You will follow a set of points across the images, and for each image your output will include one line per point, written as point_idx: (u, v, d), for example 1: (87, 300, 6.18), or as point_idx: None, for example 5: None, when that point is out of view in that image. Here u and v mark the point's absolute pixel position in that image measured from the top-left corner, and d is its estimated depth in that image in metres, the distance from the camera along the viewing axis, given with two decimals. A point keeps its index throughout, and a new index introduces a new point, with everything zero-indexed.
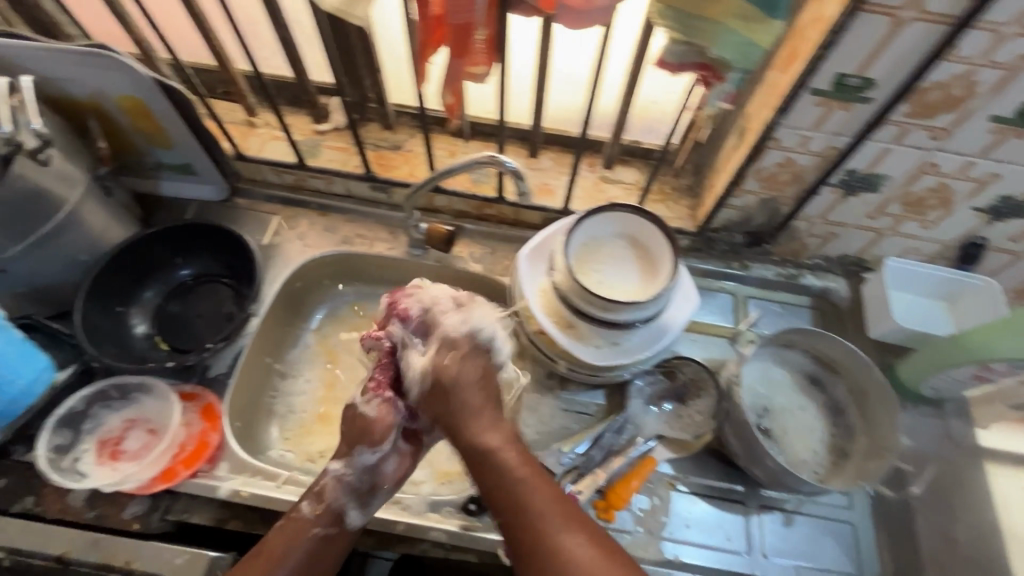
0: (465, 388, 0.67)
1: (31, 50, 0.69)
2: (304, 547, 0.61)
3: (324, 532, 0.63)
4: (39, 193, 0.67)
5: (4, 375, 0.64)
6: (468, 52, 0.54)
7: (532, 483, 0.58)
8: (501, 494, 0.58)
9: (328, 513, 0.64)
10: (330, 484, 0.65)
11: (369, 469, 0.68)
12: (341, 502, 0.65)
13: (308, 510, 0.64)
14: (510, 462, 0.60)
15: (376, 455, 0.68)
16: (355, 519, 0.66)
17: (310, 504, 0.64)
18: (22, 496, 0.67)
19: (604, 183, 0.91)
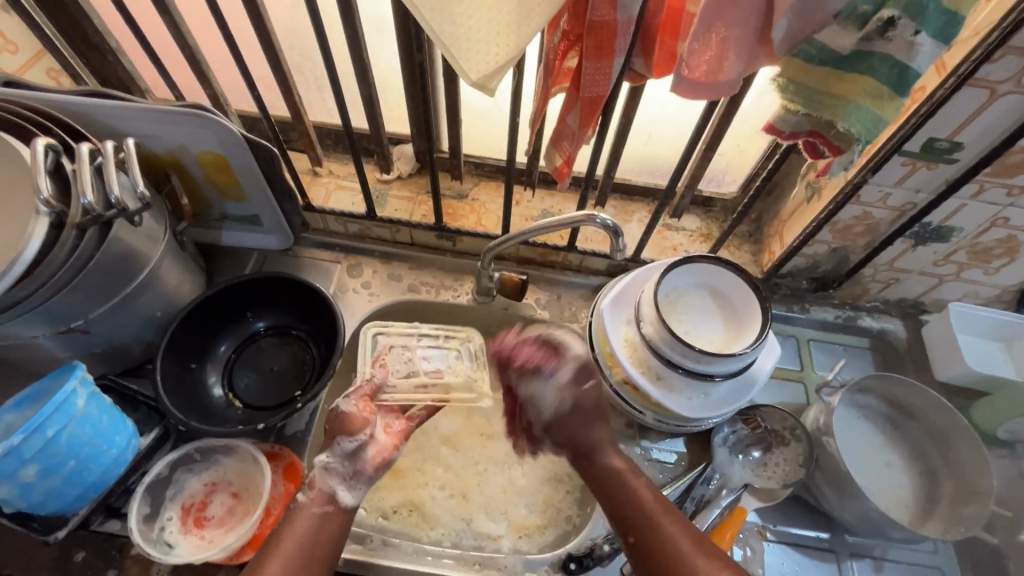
0: (598, 424, 0.71)
1: (120, 109, 0.68)
2: (304, 529, 0.61)
3: (321, 511, 0.63)
4: (130, 252, 0.66)
5: (97, 446, 0.61)
6: (590, 120, 0.56)
7: (647, 502, 0.63)
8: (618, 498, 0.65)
9: (321, 494, 0.64)
10: (319, 472, 0.65)
11: (350, 456, 0.67)
12: (329, 484, 0.64)
13: (304, 497, 0.64)
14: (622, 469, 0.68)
15: (354, 442, 0.67)
16: (347, 499, 0.64)
17: (303, 493, 0.64)
18: (104, 570, 0.65)
19: (668, 231, 0.93)
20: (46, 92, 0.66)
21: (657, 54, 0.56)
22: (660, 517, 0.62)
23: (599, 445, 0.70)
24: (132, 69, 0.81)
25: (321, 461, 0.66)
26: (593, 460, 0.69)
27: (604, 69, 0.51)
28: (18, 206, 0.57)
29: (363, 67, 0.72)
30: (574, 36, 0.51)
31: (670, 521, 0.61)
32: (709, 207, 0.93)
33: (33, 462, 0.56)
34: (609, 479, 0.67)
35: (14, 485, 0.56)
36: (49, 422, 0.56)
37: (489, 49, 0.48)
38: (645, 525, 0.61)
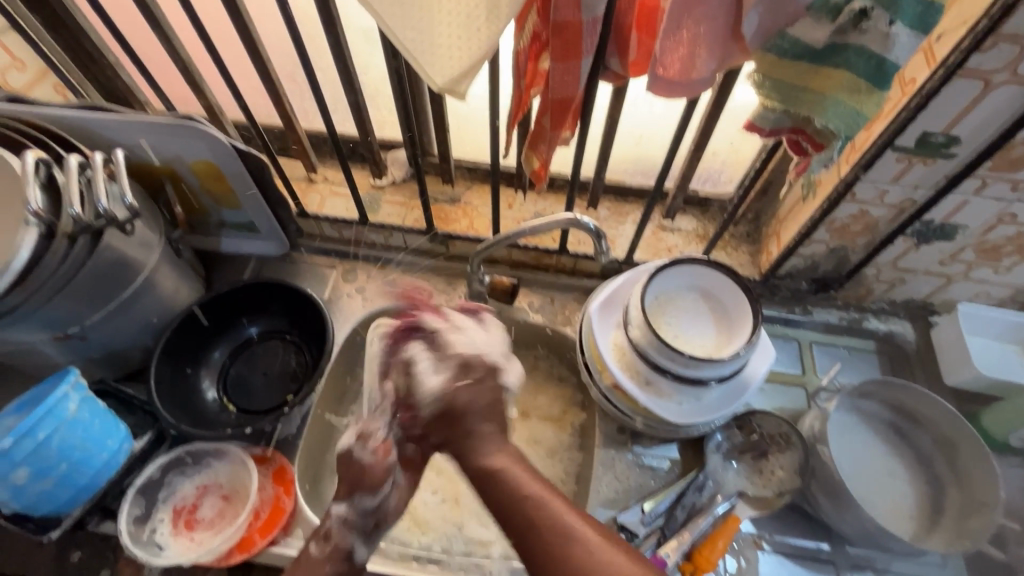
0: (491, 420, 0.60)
1: (113, 121, 0.70)
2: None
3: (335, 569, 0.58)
4: (123, 261, 0.68)
5: (89, 449, 0.63)
6: (563, 122, 0.55)
7: (541, 490, 0.48)
8: (527, 528, 0.45)
9: (338, 551, 0.59)
10: (339, 528, 0.59)
11: (371, 512, 0.60)
12: (348, 541, 0.59)
13: (318, 550, 0.59)
14: (532, 491, 0.47)
15: (376, 498, 0.60)
16: (364, 556, 0.60)
17: (316, 546, 0.59)
18: (99, 570, 0.67)
19: (663, 231, 0.91)
20: (44, 106, 0.69)
21: (634, 52, 0.54)
22: (568, 521, 0.45)
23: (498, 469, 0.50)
24: (132, 82, 0.84)
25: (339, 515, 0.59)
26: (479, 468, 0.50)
27: (572, 70, 0.50)
28: (11, 217, 0.60)
29: (349, 75, 0.73)
30: (541, 37, 0.51)
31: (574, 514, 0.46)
32: (706, 207, 0.91)
33: (25, 463, 0.58)
34: (533, 514, 0.46)
35: (8, 485, 0.58)
36: (40, 425, 0.58)
37: (452, 54, 0.48)
38: (559, 544, 0.44)
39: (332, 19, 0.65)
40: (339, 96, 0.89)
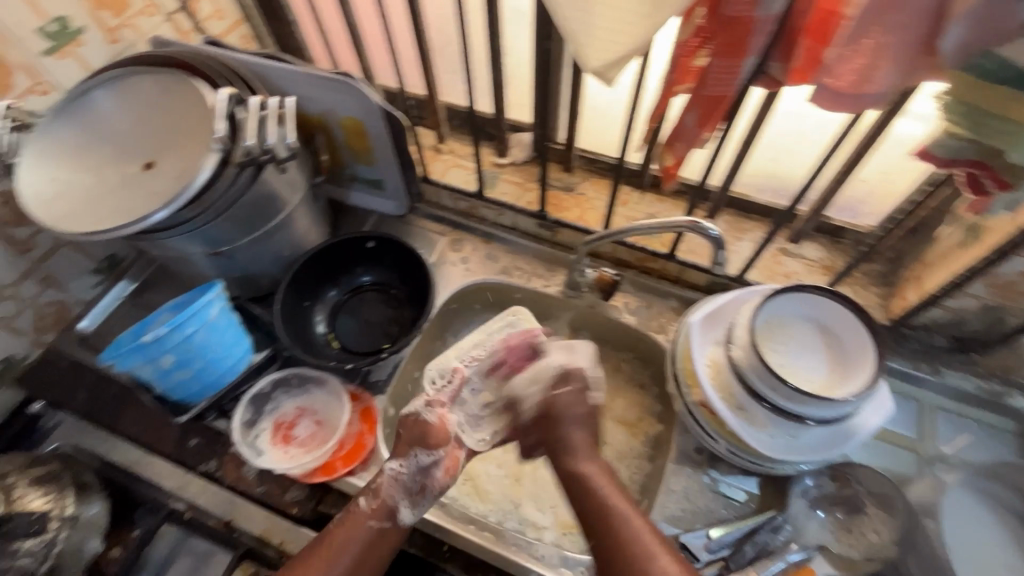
0: (575, 431, 0.67)
1: (288, 72, 0.78)
2: (360, 540, 0.63)
3: (378, 526, 0.64)
4: (274, 195, 0.76)
5: (219, 352, 0.72)
6: (709, 120, 0.54)
7: (624, 507, 0.60)
8: (618, 552, 0.57)
9: (384, 509, 0.65)
10: (392, 483, 0.66)
11: (421, 471, 0.67)
12: (396, 499, 0.65)
13: (365, 505, 0.65)
14: (619, 504, 0.61)
15: (430, 457, 0.68)
16: (406, 518, 0.66)
17: (366, 499, 0.66)
18: (207, 458, 0.76)
19: (783, 256, 0.85)
20: (234, 51, 0.78)
21: (799, 59, 0.51)
22: (638, 528, 0.58)
23: (565, 435, 0.67)
24: (304, 38, 0.93)
25: (396, 470, 0.67)
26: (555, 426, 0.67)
27: (731, 69, 0.49)
28: (195, 139, 0.68)
29: (497, 52, 0.76)
30: (706, 33, 0.49)
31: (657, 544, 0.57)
32: (838, 238, 0.84)
33: (171, 352, 0.67)
34: (607, 514, 0.60)
35: (155, 367, 0.69)
36: (188, 322, 0.66)
37: (615, 38, 0.48)
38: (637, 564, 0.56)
39: None
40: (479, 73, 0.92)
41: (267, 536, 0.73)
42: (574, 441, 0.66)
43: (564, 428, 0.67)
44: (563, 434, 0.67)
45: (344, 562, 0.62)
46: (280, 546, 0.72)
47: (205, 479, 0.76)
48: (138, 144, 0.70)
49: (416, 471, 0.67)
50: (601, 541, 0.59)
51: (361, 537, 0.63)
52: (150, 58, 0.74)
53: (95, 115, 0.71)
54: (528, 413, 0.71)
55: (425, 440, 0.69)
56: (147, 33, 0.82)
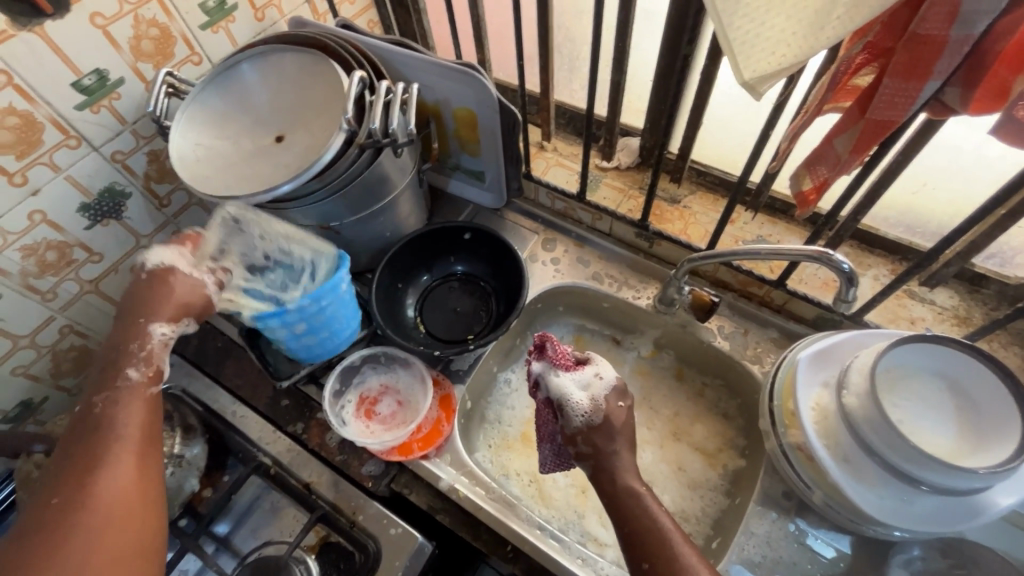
0: (622, 454, 0.62)
1: (414, 59, 0.80)
2: (142, 409, 0.60)
3: (144, 386, 0.61)
4: (387, 179, 0.78)
5: (340, 323, 0.76)
6: (865, 147, 0.49)
7: (672, 529, 0.56)
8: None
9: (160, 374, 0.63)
10: (160, 350, 0.63)
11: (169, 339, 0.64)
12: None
13: (138, 375, 0.61)
14: (672, 531, 0.56)
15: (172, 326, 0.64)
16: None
17: (138, 368, 0.62)
18: (295, 421, 0.82)
19: (909, 299, 0.77)
20: (366, 36, 0.81)
21: (982, 88, 0.45)
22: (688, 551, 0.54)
23: (610, 451, 0.62)
24: (427, 26, 0.95)
25: (163, 336, 0.63)
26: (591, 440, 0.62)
27: (908, 92, 0.44)
28: (325, 118, 0.71)
29: (622, 54, 0.73)
30: (879, 49, 0.45)
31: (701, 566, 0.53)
32: (979, 287, 0.75)
33: (306, 321, 0.71)
34: (656, 535, 0.56)
35: (289, 332, 0.72)
36: (325, 296, 0.70)
37: (776, 50, 0.45)
38: None
39: None
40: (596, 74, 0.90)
41: (342, 503, 0.75)
42: (623, 460, 0.61)
43: (605, 443, 0.62)
44: (610, 449, 0.62)
45: (132, 434, 0.58)
46: (352, 515, 0.74)
47: (292, 439, 0.80)
48: (272, 118, 0.75)
49: (160, 341, 0.64)
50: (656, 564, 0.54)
51: (137, 409, 0.60)
52: (292, 37, 0.79)
53: (238, 86, 0.76)
54: (574, 432, 0.63)
55: (154, 309, 0.64)
56: (287, 12, 0.87)
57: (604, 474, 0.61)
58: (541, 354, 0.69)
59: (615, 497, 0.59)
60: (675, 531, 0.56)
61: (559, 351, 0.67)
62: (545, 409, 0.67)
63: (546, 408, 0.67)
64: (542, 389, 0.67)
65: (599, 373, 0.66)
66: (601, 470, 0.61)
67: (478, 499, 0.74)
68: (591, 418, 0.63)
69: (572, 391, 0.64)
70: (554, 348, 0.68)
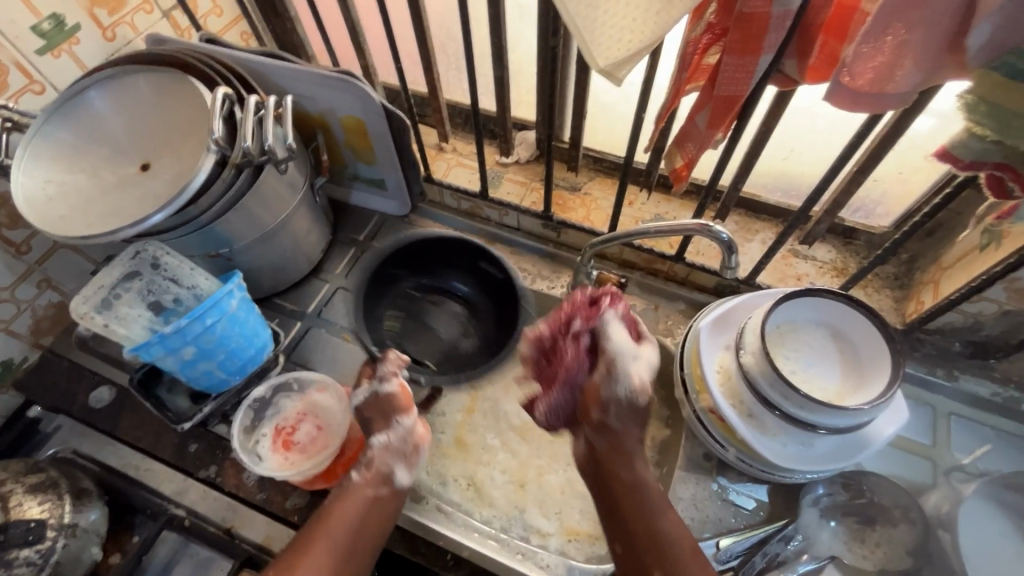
0: (630, 439, 0.65)
1: (287, 71, 0.76)
2: (360, 508, 0.66)
3: (375, 493, 0.68)
4: (274, 197, 0.74)
5: (240, 342, 0.73)
6: (721, 121, 0.52)
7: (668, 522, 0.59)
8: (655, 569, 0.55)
9: (377, 476, 0.69)
10: (379, 457, 0.70)
11: (405, 434, 0.72)
12: (388, 466, 0.70)
13: (358, 477, 0.68)
14: (665, 520, 0.59)
15: (404, 424, 0.72)
16: (403, 479, 0.71)
17: (358, 472, 0.69)
18: (207, 464, 0.76)
19: (794, 257, 0.83)
20: (233, 50, 0.76)
21: (816, 56, 0.49)
22: (677, 536, 0.57)
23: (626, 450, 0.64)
24: (304, 36, 0.92)
25: (379, 442, 0.71)
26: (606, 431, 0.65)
27: (747, 66, 0.47)
28: (193, 140, 0.67)
29: (500, 49, 0.73)
30: (719, 28, 0.47)
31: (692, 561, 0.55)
32: (851, 238, 0.82)
33: (192, 343, 0.67)
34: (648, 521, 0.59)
35: (178, 358, 0.68)
36: (208, 314, 0.66)
37: (623, 36, 0.46)
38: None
39: None
40: (483, 71, 0.90)
41: (268, 543, 0.73)
42: (632, 447, 0.65)
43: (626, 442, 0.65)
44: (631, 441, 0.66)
45: (356, 537, 0.64)
46: None
47: (205, 485, 0.75)
48: (135, 145, 0.69)
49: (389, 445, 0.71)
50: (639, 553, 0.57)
51: (355, 514, 0.65)
52: (147, 57, 0.73)
53: (90, 114, 0.69)
54: (613, 389, 0.66)
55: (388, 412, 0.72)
56: (143, 31, 0.81)
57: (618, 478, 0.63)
58: (594, 307, 0.70)
59: (628, 494, 0.61)
60: (673, 527, 0.59)
61: (626, 315, 0.69)
62: (580, 338, 0.68)
63: (582, 327, 0.68)
64: (588, 335, 0.68)
65: (646, 346, 0.68)
66: (611, 464, 0.64)
67: (410, 513, 0.75)
68: (630, 388, 0.66)
69: (625, 354, 0.67)
70: (624, 313, 0.70)
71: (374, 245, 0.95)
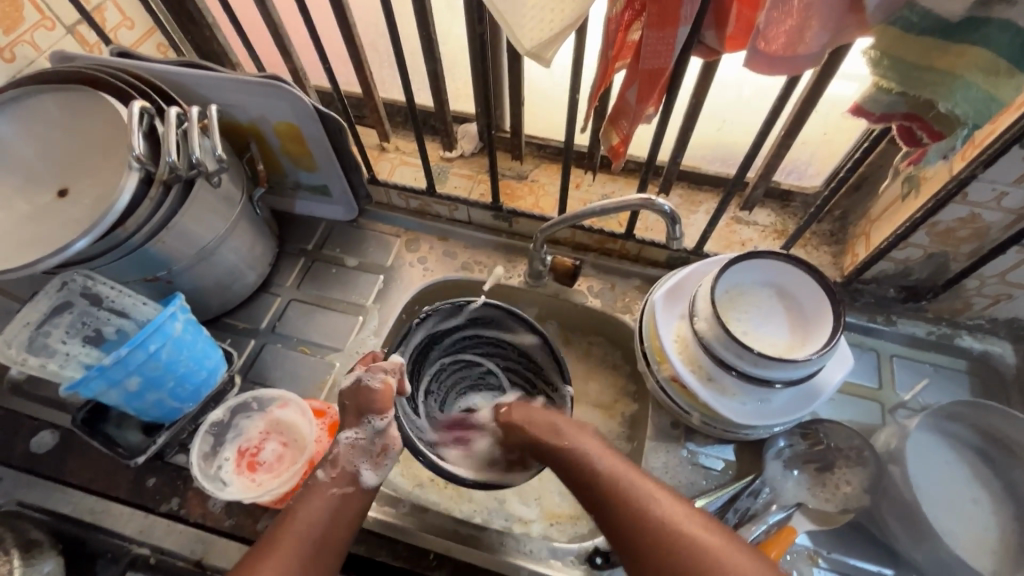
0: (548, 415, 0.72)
1: (210, 79, 0.73)
2: (327, 507, 0.63)
3: (341, 492, 0.64)
4: (209, 212, 0.71)
5: (191, 366, 0.70)
6: (650, 94, 0.53)
7: (603, 456, 0.63)
8: (595, 484, 0.62)
9: (344, 475, 0.65)
10: (346, 452, 0.65)
11: (379, 434, 0.66)
12: (353, 464, 0.65)
13: (325, 476, 0.65)
14: (602, 458, 0.63)
15: (384, 421, 0.66)
16: (369, 480, 0.65)
17: (325, 470, 0.65)
18: (169, 497, 0.72)
19: (737, 224, 0.86)
20: (148, 62, 0.72)
21: (733, 25, 0.50)
22: (606, 458, 0.63)
23: (634, 493, 0.59)
24: (226, 43, 0.88)
25: (348, 438, 0.66)
26: (588, 466, 0.63)
27: (667, 39, 0.48)
28: (114, 160, 0.63)
29: (430, 43, 0.73)
30: (636, 5, 0.48)
31: (626, 468, 0.62)
32: (788, 201, 0.85)
33: (137, 372, 0.64)
34: (587, 465, 0.63)
35: (123, 391, 0.65)
36: (151, 339, 0.63)
37: (545, 16, 0.46)
38: (611, 494, 0.60)
39: None
40: (417, 66, 0.89)
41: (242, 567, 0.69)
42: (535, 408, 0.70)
43: (620, 481, 0.61)
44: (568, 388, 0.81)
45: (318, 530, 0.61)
46: None
47: (169, 519, 0.72)
48: (52, 171, 0.65)
49: (346, 445, 0.66)
50: (588, 490, 0.62)
51: (319, 510, 0.62)
52: (53, 76, 0.68)
53: None
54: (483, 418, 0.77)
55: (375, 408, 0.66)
56: (46, 49, 0.75)
57: (638, 517, 0.57)
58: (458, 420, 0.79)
59: (585, 468, 0.63)
60: (604, 456, 0.64)
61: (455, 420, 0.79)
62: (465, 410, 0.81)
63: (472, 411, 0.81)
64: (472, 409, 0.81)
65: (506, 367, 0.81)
66: (621, 509, 0.59)
67: (391, 518, 0.73)
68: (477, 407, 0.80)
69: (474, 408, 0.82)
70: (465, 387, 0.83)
71: (323, 253, 0.93)
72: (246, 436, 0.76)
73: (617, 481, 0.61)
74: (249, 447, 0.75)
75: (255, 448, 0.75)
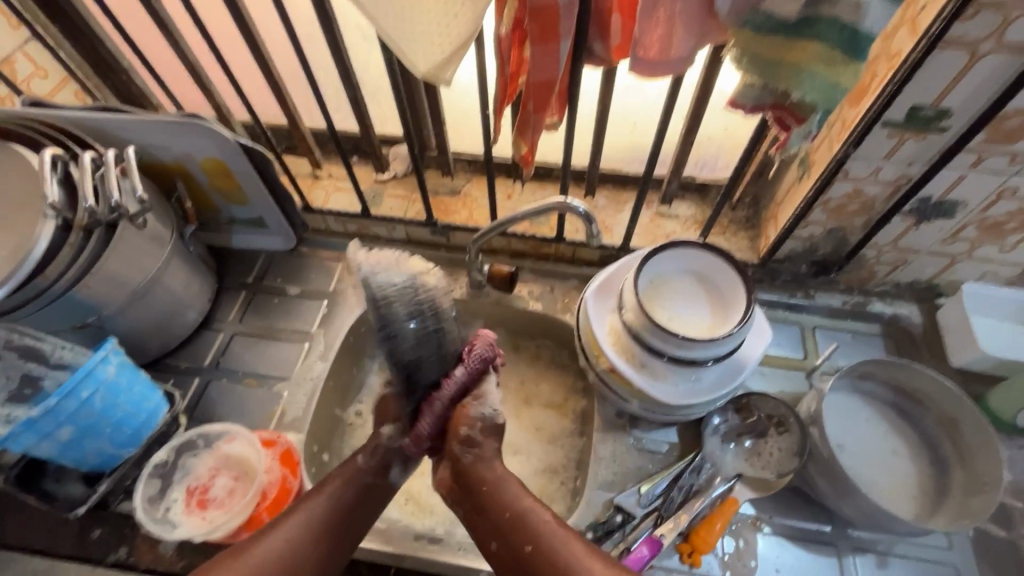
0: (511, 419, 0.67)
1: (127, 122, 0.73)
2: (350, 499, 0.62)
3: (369, 483, 0.63)
4: (137, 254, 0.71)
5: (128, 410, 0.69)
6: (547, 105, 0.57)
7: (531, 502, 0.61)
8: (507, 533, 0.59)
9: (377, 464, 0.64)
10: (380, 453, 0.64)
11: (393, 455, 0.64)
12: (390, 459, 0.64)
13: (364, 461, 0.64)
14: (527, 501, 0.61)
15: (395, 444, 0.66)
16: (396, 478, 0.65)
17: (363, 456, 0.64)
18: (117, 547, 0.71)
19: (661, 218, 0.91)
20: (63, 109, 0.72)
21: (617, 37, 0.54)
22: (529, 503, 0.61)
23: (536, 523, 0.59)
24: (146, 85, 0.89)
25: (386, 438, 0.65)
26: (512, 514, 0.60)
27: (551, 53, 0.52)
28: (29, 211, 0.64)
29: (347, 71, 0.75)
30: (522, 24, 0.52)
31: (538, 509, 0.60)
32: (705, 193, 0.91)
33: (69, 422, 0.63)
34: (521, 523, 0.59)
35: (55, 442, 0.64)
36: (81, 387, 0.63)
37: (435, 41, 0.50)
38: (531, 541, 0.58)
39: (329, 17, 0.68)
40: (340, 93, 0.91)
41: None
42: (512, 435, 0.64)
43: (543, 529, 0.58)
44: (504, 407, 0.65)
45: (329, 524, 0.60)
46: None
47: (117, 569, 0.70)
48: None
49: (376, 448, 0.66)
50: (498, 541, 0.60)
51: (344, 495, 0.62)
52: None
53: None
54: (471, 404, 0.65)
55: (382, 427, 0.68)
56: None
57: (530, 547, 0.57)
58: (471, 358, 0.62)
59: (511, 534, 0.59)
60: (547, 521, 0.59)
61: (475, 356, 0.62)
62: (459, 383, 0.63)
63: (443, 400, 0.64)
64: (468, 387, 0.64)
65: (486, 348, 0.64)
66: (519, 531, 0.59)
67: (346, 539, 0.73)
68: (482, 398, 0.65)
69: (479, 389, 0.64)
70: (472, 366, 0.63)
71: (264, 285, 0.93)
72: (196, 474, 0.75)
73: (535, 525, 0.59)
74: (199, 485, 0.74)
75: (206, 487, 0.74)
